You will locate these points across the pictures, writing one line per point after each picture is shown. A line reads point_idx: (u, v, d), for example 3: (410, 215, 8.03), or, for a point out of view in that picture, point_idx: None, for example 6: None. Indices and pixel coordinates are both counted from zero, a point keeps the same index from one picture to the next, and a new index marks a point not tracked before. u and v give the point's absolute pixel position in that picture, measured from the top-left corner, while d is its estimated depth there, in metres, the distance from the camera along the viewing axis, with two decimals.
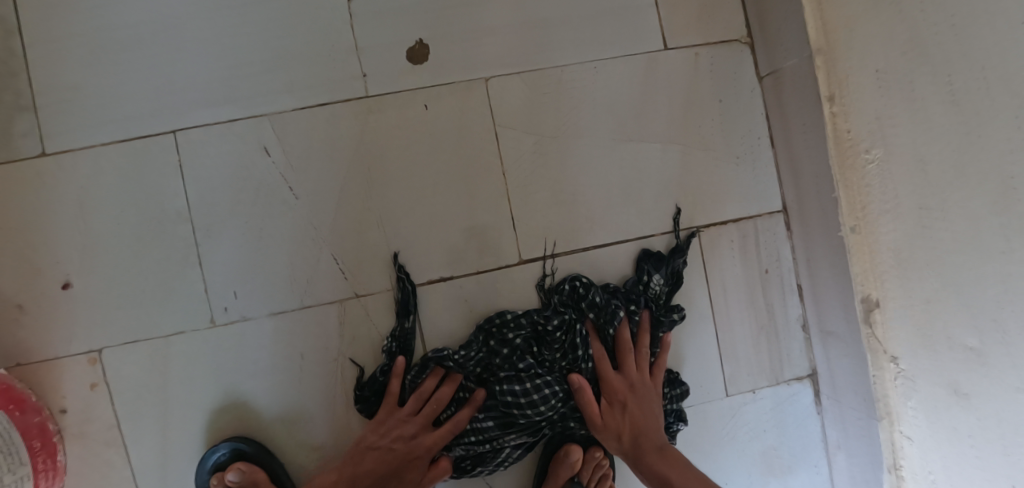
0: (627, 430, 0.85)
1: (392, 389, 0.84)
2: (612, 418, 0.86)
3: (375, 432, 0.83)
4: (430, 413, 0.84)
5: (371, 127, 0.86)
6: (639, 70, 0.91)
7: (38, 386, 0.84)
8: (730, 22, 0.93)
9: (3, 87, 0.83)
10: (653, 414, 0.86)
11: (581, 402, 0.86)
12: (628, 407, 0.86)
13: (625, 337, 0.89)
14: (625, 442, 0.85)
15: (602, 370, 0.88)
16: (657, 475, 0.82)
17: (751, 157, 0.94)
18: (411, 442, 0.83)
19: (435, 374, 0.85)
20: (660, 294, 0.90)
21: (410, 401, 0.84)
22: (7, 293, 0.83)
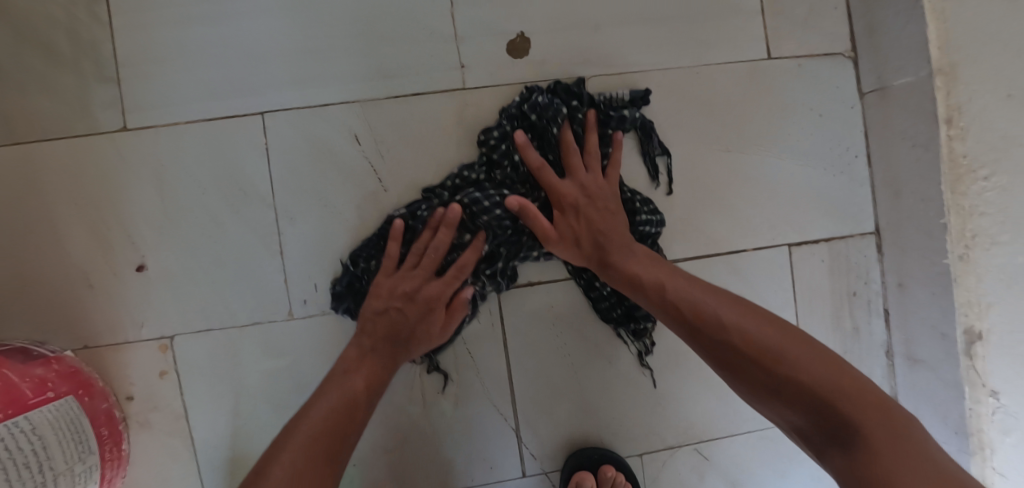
0: (585, 236, 0.78)
1: (390, 253, 0.77)
2: (563, 226, 0.79)
3: (375, 303, 0.76)
4: (430, 265, 0.77)
5: (467, 120, 0.83)
6: (741, 78, 0.88)
7: (106, 371, 0.81)
8: (837, 34, 0.90)
9: (83, 55, 0.78)
10: (605, 211, 0.78)
11: (530, 222, 0.77)
12: (581, 208, 0.78)
13: (568, 138, 0.79)
14: (584, 247, 0.78)
15: (546, 180, 0.79)
16: (626, 276, 0.75)
17: (847, 174, 0.91)
18: (419, 296, 0.77)
19: (430, 225, 0.78)
20: (622, 101, 0.83)
21: (409, 258, 0.78)
22: (78, 272, 0.80)
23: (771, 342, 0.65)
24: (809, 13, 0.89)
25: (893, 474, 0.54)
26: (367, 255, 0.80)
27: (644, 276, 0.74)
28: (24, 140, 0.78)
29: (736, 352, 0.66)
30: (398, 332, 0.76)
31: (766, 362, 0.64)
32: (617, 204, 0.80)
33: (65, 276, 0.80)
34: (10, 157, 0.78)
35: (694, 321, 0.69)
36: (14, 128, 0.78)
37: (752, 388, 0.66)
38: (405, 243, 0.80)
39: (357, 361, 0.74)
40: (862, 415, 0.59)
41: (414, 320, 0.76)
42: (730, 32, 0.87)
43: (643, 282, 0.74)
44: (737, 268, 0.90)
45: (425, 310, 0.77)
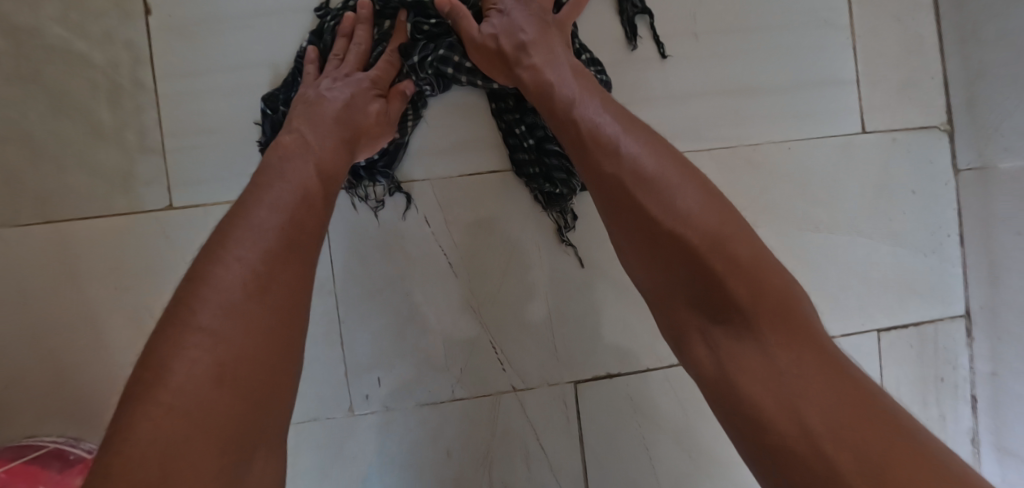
0: (503, 36, 0.66)
1: (307, 72, 0.69)
2: (484, 26, 0.67)
3: (302, 99, 0.66)
4: (359, 53, 0.70)
5: None
6: (834, 152, 0.83)
7: None
8: (932, 107, 0.84)
9: (126, 125, 0.71)
10: (535, 21, 0.67)
11: (459, 23, 0.68)
12: (508, 11, 0.68)
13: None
14: (506, 58, 0.66)
15: None
16: (536, 74, 0.64)
17: (938, 255, 0.86)
18: (347, 83, 0.67)
19: (342, 31, 0.70)
20: None
21: (329, 63, 0.69)
22: (116, 363, 0.73)
23: (680, 201, 0.52)
24: (905, 84, 0.83)
25: (797, 391, 0.45)
26: (288, 92, 0.71)
27: (553, 91, 0.63)
28: (59, 218, 0.71)
29: (628, 200, 0.54)
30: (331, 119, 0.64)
31: (650, 199, 0.53)
32: (561, 28, 0.69)
33: (103, 368, 0.73)
34: (42, 238, 0.71)
35: (591, 155, 0.57)
36: (50, 206, 0.71)
37: (633, 249, 0.55)
38: (323, 51, 0.71)
39: (292, 147, 0.60)
40: (754, 307, 0.48)
41: (349, 110, 0.65)
42: (821, 103, 0.82)
43: (552, 91, 0.63)
44: None
45: (353, 96, 0.66)
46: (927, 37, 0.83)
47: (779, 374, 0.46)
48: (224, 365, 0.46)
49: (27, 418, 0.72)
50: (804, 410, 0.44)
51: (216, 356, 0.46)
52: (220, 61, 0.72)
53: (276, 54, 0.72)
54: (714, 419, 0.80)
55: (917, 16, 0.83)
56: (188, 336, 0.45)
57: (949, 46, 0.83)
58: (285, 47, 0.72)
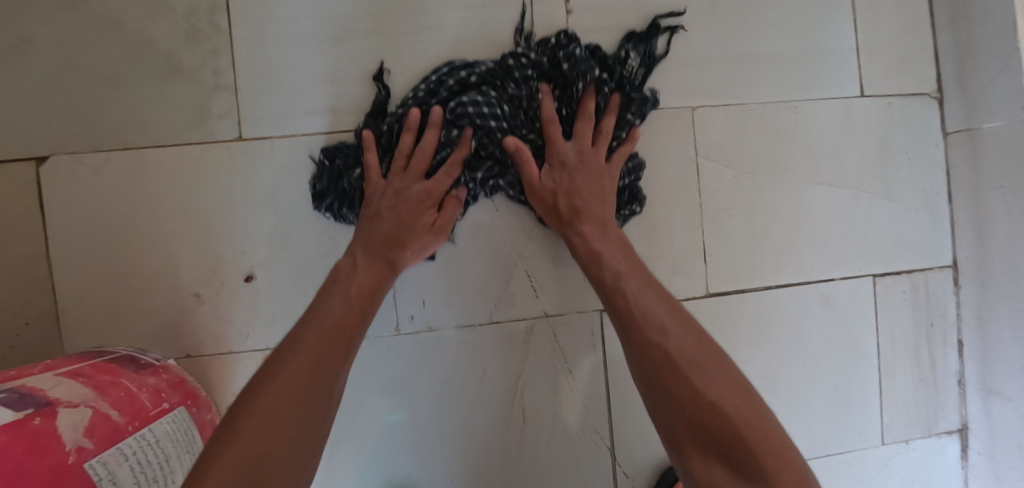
0: (560, 197, 0.77)
1: (370, 163, 0.76)
2: (544, 180, 0.78)
3: (367, 211, 0.75)
4: (419, 160, 0.77)
5: None
6: (838, 113, 0.91)
7: (209, 381, 0.80)
8: (924, 76, 0.93)
9: (202, 64, 0.78)
10: (591, 177, 0.78)
11: (522, 163, 0.78)
12: (568, 164, 0.78)
13: (590, 110, 0.79)
14: (558, 210, 0.77)
15: (552, 133, 0.79)
16: (586, 243, 0.76)
17: (930, 210, 0.94)
18: (409, 196, 0.76)
19: (409, 129, 0.77)
20: (636, 73, 0.83)
21: (395, 161, 0.77)
22: (183, 281, 0.79)
23: (710, 379, 0.65)
24: (900, 55, 0.92)
25: None
26: (349, 164, 0.78)
27: (603, 255, 0.75)
28: (138, 147, 0.78)
29: (673, 372, 0.65)
30: (394, 237, 0.75)
31: (687, 366, 0.66)
32: (612, 177, 0.79)
33: (171, 286, 0.79)
34: (121, 164, 0.78)
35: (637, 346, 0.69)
36: (129, 136, 0.78)
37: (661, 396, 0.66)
38: (390, 143, 0.79)
39: (351, 270, 0.72)
40: (757, 453, 0.60)
41: (404, 229, 0.75)
42: (826, 69, 0.91)
43: (602, 261, 0.74)
44: (827, 298, 0.92)
45: (416, 211, 0.76)
46: (921, 13, 0.93)
47: None
48: (252, 445, 0.56)
49: (100, 330, 0.79)
50: None
51: (251, 436, 0.57)
52: (290, 9, 0.79)
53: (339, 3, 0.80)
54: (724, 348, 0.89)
55: None
56: (247, 420, 0.58)
57: (941, 21, 0.92)
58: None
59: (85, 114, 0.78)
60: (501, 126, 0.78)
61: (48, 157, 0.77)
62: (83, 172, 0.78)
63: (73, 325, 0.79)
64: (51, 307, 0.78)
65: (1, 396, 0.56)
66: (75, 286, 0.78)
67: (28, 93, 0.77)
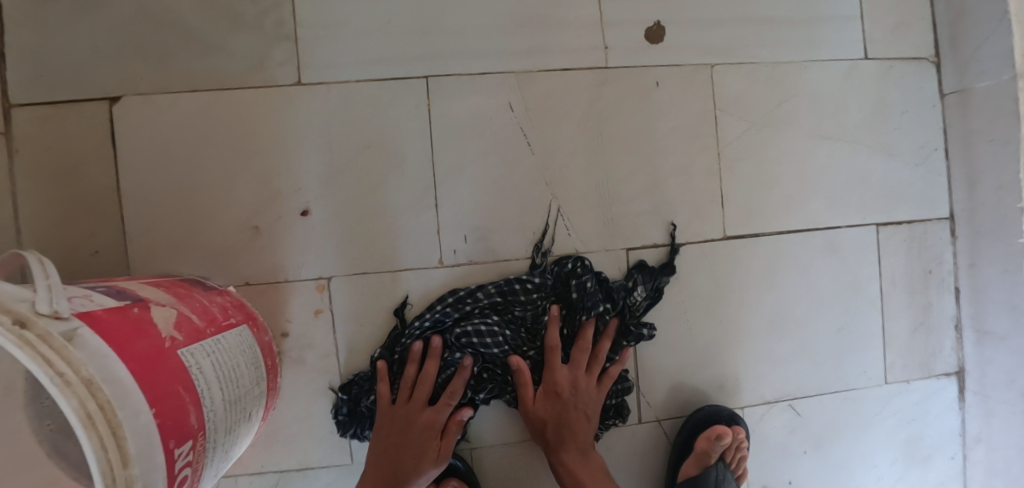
0: (551, 426, 0.86)
1: (382, 392, 0.84)
2: (538, 405, 0.87)
3: (378, 440, 0.83)
4: (422, 396, 0.84)
5: (607, 96, 0.92)
6: (843, 74, 0.99)
7: (265, 307, 0.86)
8: (921, 41, 1.01)
9: (265, 14, 0.85)
10: (584, 428, 0.87)
11: (521, 384, 0.86)
12: (564, 395, 0.87)
13: (590, 333, 0.88)
14: (550, 431, 0.86)
15: (552, 361, 0.87)
16: (573, 476, 0.85)
17: (928, 165, 1.02)
18: (416, 424, 0.83)
19: (413, 361, 0.85)
20: (638, 305, 0.91)
21: (400, 391, 0.85)
22: (245, 214, 0.86)
23: None
24: (900, 22, 1.01)
25: None
26: (362, 388, 0.86)
27: (588, 484, 0.84)
28: (205, 89, 0.85)
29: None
30: (403, 448, 0.83)
31: None
32: (599, 400, 0.88)
33: (232, 219, 0.85)
34: (189, 105, 0.85)
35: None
36: (194, 79, 0.85)
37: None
38: (397, 369, 0.86)
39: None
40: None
41: (411, 463, 0.82)
42: (832, 33, 0.99)
43: (585, 484, 0.84)
44: (834, 244, 0.99)
45: (418, 438, 0.83)
46: None
47: None
48: None
49: (166, 258, 0.85)
50: None
51: None
52: None
53: None
54: (739, 288, 0.97)
55: None
56: None
57: None
58: None
59: (154, 60, 0.84)
60: (504, 349, 0.86)
61: (121, 98, 0.84)
62: (152, 113, 0.84)
63: (139, 255, 0.85)
64: (120, 238, 0.85)
65: (101, 288, 0.63)
66: (142, 218, 0.85)
67: (103, 39, 0.84)
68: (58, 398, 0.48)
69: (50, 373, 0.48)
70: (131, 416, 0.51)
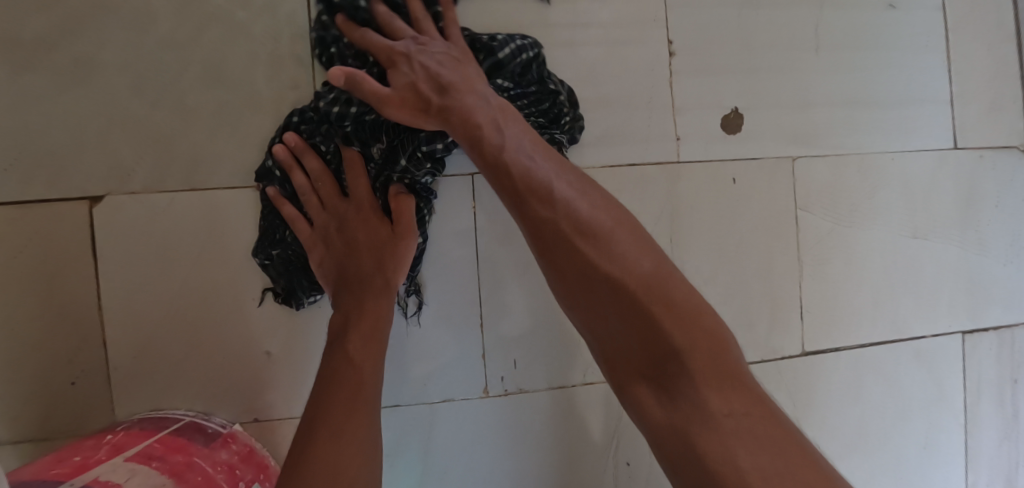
0: (420, 83, 0.64)
1: (292, 215, 0.70)
2: (404, 110, 0.65)
3: (320, 259, 0.70)
4: (328, 187, 0.71)
5: (679, 194, 0.80)
6: (931, 164, 0.89)
7: (279, 447, 0.72)
8: (1013, 128, 0.91)
9: (282, 98, 0.71)
10: (445, 57, 0.65)
11: (361, 90, 0.64)
12: (412, 52, 0.65)
13: (382, 14, 0.66)
14: (418, 88, 0.64)
15: (373, 40, 0.65)
16: (462, 115, 0.63)
17: (1017, 264, 0.93)
18: (352, 224, 0.70)
19: (292, 166, 0.69)
20: None
21: (311, 204, 0.70)
22: (255, 338, 0.72)
23: (626, 254, 0.55)
24: (992, 107, 0.90)
25: (732, 432, 0.47)
26: (269, 242, 0.71)
27: (490, 131, 0.62)
28: (206, 186, 0.70)
29: (576, 244, 0.55)
30: (348, 251, 0.70)
31: (590, 235, 0.56)
32: (460, 46, 0.67)
33: (239, 343, 0.71)
34: (187, 206, 0.70)
35: (557, 207, 0.57)
36: (198, 173, 0.70)
37: (573, 282, 0.55)
38: (287, 185, 0.71)
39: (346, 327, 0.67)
40: (692, 332, 0.51)
41: (376, 256, 0.69)
42: (920, 119, 0.88)
43: (479, 135, 0.62)
44: (917, 353, 0.89)
45: (358, 223, 0.70)
46: (1011, 65, 0.91)
47: (714, 418, 0.48)
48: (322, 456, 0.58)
49: (158, 388, 0.70)
50: (738, 458, 0.46)
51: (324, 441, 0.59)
52: None
53: None
54: (817, 406, 0.86)
55: (1003, 44, 0.91)
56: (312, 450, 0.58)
57: None
58: None
59: (148, 148, 0.69)
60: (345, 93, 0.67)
61: (106, 196, 0.69)
62: (144, 213, 0.69)
63: (124, 385, 0.70)
64: (100, 364, 0.69)
65: None
66: (129, 339, 0.70)
67: (85, 123, 0.68)
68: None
69: None
70: None
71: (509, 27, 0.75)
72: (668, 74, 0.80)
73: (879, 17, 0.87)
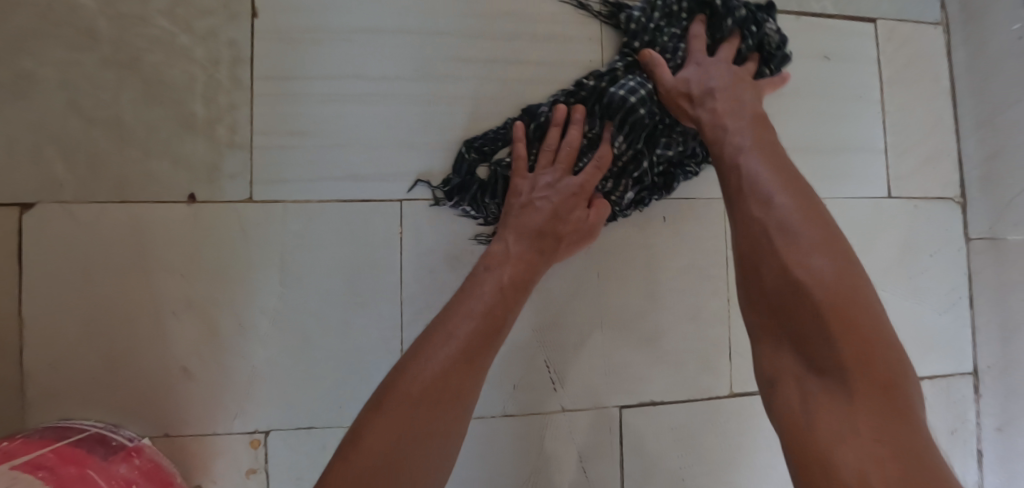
0: (695, 86, 0.74)
1: (519, 154, 0.76)
2: (676, 98, 0.75)
3: (516, 200, 0.74)
4: (565, 155, 0.76)
5: (608, 230, 0.81)
6: (866, 212, 0.90)
7: (186, 465, 0.71)
8: (949, 179, 0.93)
9: (218, 118, 0.73)
10: (739, 75, 0.76)
11: (655, 71, 0.76)
12: (704, 64, 0.76)
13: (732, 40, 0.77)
14: (694, 88, 0.74)
15: (694, 47, 0.77)
16: (715, 116, 0.71)
17: (953, 314, 0.93)
18: (561, 190, 0.75)
19: (558, 124, 0.76)
20: (771, 35, 0.78)
21: (542, 157, 0.77)
22: (174, 353, 0.72)
23: (815, 261, 0.57)
24: (926, 158, 0.92)
25: (871, 455, 0.48)
26: (484, 143, 0.77)
27: (730, 142, 0.69)
28: (134, 201, 0.71)
29: (775, 239, 0.59)
30: (551, 219, 0.73)
31: (784, 235, 0.59)
32: (754, 83, 0.76)
33: (156, 357, 0.71)
34: (116, 218, 0.71)
35: (755, 215, 0.62)
36: (130, 187, 0.71)
37: (754, 276, 0.60)
38: (541, 128, 0.78)
39: (503, 259, 0.69)
40: (870, 359, 0.52)
41: (553, 219, 0.73)
42: (854, 167, 0.90)
43: (723, 136, 0.70)
44: None
45: (579, 200, 0.75)
46: (947, 117, 0.93)
47: (855, 434, 0.49)
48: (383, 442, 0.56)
49: (71, 399, 0.70)
50: (862, 472, 0.47)
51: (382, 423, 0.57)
52: (316, 69, 0.75)
53: (370, 69, 0.76)
54: (745, 450, 0.85)
55: (940, 97, 0.93)
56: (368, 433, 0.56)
57: (965, 127, 0.92)
58: (383, 63, 0.77)
59: (82, 161, 0.71)
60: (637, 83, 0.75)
61: (33, 206, 0.70)
62: (69, 224, 0.70)
63: (37, 395, 0.70)
64: (15, 373, 0.70)
65: None
66: (45, 349, 0.70)
67: (20, 135, 0.70)
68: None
69: None
70: None
71: (446, 63, 0.78)
72: None
73: (815, 66, 0.89)
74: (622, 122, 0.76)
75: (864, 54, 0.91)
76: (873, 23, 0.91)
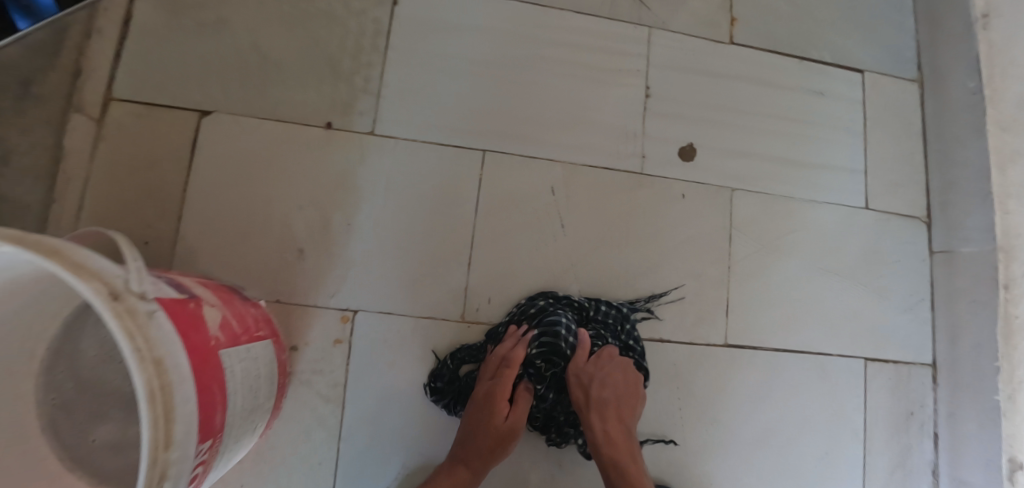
0: (608, 390, 0.88)
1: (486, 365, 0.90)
2: (587, 374, 0.89)
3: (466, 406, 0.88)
4: (495, 363, 0.89)
5: (639, 196, 1.02)
6: (845, 218, 1.11)
7: (288, 327, 0.90)
8: (916, 202, 1.14)
9: (357, 70, 0.96)
10: (634, 402, 0.90)
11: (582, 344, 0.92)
12: (610, 361, 0.91)
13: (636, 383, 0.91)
14: (615, 399, 0.89)
15: (617, 359, 0.92)
16: (604, 433, 0.87)
17: (915, 313, 1.11)
18: (485, 400, 0.86)
19: (505, 338, 0.91)
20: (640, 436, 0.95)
21: (483, 363, 0.90)
22: (295, 238, 0.91)
23: None
24: (896, 183, 1.14)
25: None
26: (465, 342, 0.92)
27: (626, 465, 0.85)
28: (285, 121, 0.94)
29: None
30: (475, 433, 0.85)
31: None
32: (630, 435, 0.88)
33: (280, 240, 0.91)
34: (269, 131, 0.93)
35: None
36: (284, 110, 0.94)
37: None
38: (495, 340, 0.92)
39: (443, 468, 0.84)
40: None
41: (477, 432, 0.85)
42: (838, 181, 1.12)
43: (613, 446, 0.86)
44: (824, 367, 1.05)
45: (491, 415, 0.86)
46: (916, 153, 1.15)
47: None
48: None
49: (209, 263, 0.89)
50: None
51: None
52: (433, 45, 0.99)
53: (472, 51, 1.00)
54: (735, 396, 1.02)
55: (911, 137, 1.15)
56: None
57: (931, 162, 1.14)
58: (483, 48, 1.01)
59: (252, 88, 0.94)
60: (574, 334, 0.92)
61: (212, 113, 0.93)
62: (235, 130, 0.93)
63: (184, 255, 0.89)
64: (170, 233, 0.89)
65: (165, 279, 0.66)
66: (196, 221, 0.90)
67: (212, 62, 0.94)
68: (133, 371, 0.48)
69: (131, 346, 0.48)
70: (182, 404, 0.52)
71: (529, 56, 1.02)
72: (644, 109, 1.05)
73: (812, 100, 1.13)
74: (542, 339, 0.90)
75: (852, 96, 1.14)
76: (861, 73, 1.15)
